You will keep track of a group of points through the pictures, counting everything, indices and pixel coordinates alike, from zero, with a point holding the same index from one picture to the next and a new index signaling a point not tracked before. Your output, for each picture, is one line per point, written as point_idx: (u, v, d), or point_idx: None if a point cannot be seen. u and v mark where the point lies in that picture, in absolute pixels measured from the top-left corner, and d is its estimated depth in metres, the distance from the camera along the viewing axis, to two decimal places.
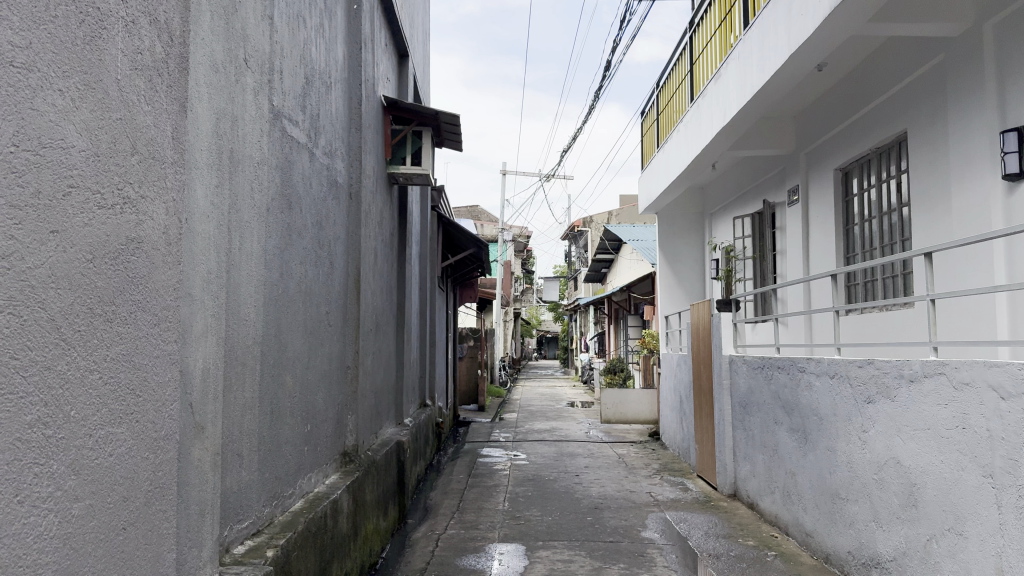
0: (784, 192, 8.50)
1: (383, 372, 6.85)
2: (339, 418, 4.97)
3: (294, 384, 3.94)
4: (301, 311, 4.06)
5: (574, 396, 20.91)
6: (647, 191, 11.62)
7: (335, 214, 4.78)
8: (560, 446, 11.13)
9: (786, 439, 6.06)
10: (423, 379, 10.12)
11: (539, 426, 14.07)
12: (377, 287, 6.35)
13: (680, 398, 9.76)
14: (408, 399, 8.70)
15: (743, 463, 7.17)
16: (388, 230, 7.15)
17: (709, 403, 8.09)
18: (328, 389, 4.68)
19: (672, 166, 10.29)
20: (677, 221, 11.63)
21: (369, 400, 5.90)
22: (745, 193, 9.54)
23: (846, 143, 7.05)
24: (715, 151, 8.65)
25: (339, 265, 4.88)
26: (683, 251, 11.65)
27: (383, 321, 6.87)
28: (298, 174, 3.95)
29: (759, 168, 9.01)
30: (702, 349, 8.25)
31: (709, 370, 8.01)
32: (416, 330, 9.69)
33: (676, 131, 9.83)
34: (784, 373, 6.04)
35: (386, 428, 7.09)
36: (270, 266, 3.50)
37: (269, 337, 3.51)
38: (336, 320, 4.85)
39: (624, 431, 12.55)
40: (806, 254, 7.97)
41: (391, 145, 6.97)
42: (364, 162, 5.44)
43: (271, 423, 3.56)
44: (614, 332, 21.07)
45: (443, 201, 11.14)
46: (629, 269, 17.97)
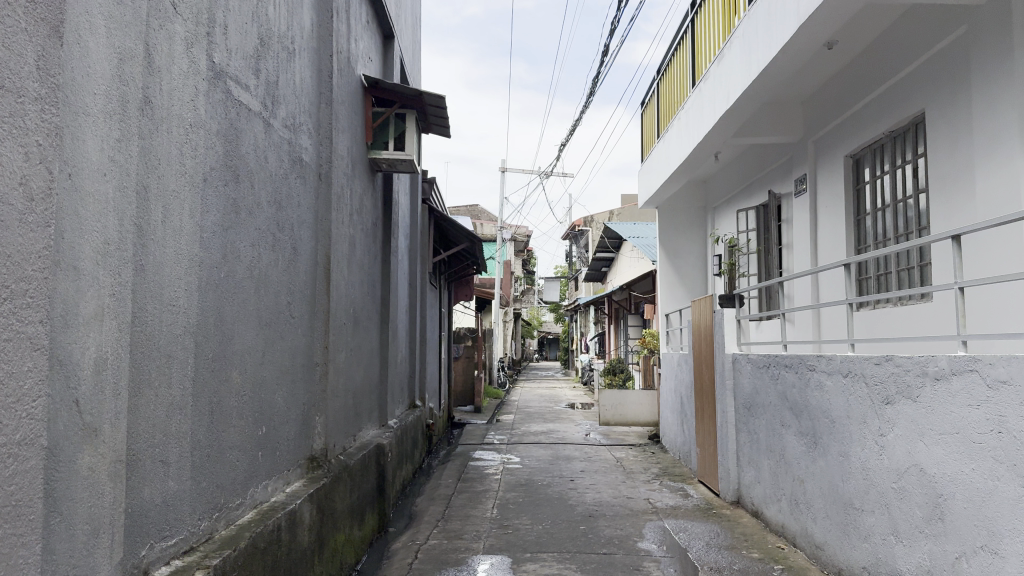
0: (791, 183, 8.05)
1: (362, 371, 6.42)
2: (304, 420, 4.53)
3: (244, 379, 3.52)
4: (254, 299, 3.63)
5: (573, 398, 20.45)
6: (647, 184, 11.18)
7: (299, 195, 4.36)
8: (556, 449, 10.67)
9: (794, 445, 5.61)
10: (412, 378, 9.69)
11: (535, 428, 13.61)
12: (354, 278, 5.93)
13: (681, 400, 9.30)
14: (394, 399, 8.26)
15: (747, 468, 6.73)
16: (370, 220, 6.73)
17: (710, 404, 7.67)
18: (290, 387, 4.25)
19: (672, 156, 9.87)
20: (678, 215, 11.19)
21: (344, 401, 5.46)
22: (749, 185, 9.10)
23: (859, 127, 6.61)
24: (717, 139, 8.22)
25: (304, 251, 4.46)
26: (685, 247, 11.19)
27: (363, 317, 6.43)
28: (249, 146, 3.54)
29: (763, 158, 8.58)
30: (703, 347, 7.85)
31: (711, 368, 7.59)
32: (405, 328, 9.26)
33: (677, 120, 9.38)
34: (791, 373, 5.60)
35: (366, 430, 6.65)
36: (209, 245, 3.09)
37: (208, 327, 3.09)
38: (301, 311, 4.42)
39: (623, 434, 12.10)
40: (814, 246, 7.53)
41: (372, 128, 6.52)
42: (337, 142, 5.03)
43: (211, 424, 3.14)
44: (614, 333, 20.62)
45: (435, 193, 10.72)
46: (629, 268, 17.52)
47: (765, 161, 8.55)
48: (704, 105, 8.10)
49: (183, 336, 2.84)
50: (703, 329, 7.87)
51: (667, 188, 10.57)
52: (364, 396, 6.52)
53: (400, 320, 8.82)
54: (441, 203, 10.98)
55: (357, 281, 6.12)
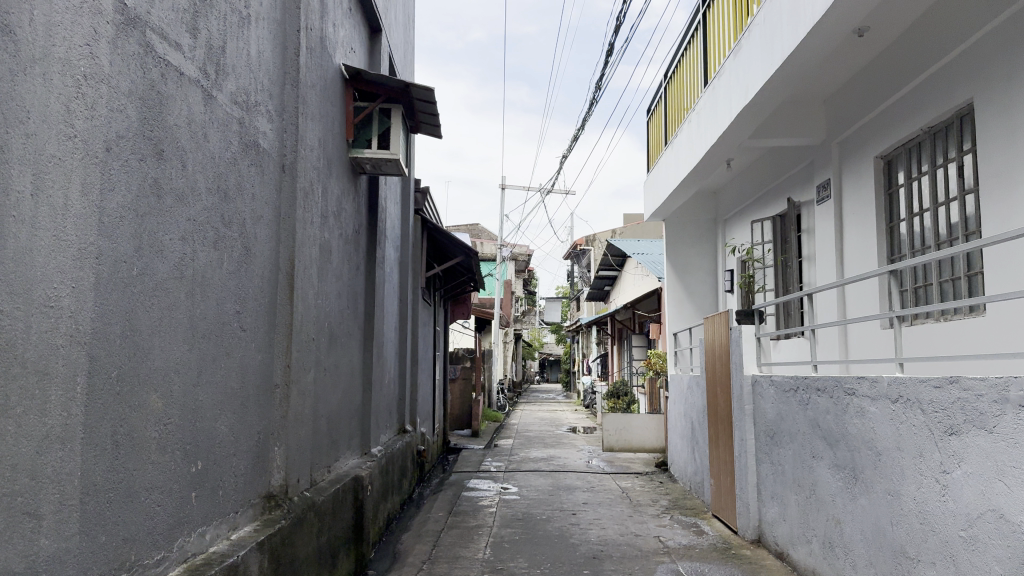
0: (812, 189, 7.40)
1: (340, 395, 5.74)
2: (260, 452, 3.85)
3: (169, 403, 2.84)
4: (186, 306, 2.97)
5: (574, 421, 19.70)
6: (653, 195, 10.54)
7: (254, 185, 3.70)
8: (556, 478, 9.95)
9: (828, 481, 4.92)
10: (402, 401, 8.99)
11: (535, 454, 12.89)
12: (329, 288, 5.25)
13: (692, 426, 8.61)
14: (380, 424, 7.57)
15: (770, 504, 6.02)
16: (351, 225, 6.07)
17: (727, 430, 6.95)
18: (239, 412, 3.57)
19: (681, 163, 9.23)
20: (686, 228, 10.53)
21: (314, 430, 4.79)
22: (765, 193, 8.45)
23: (893, 124, 5.99)
24: (733, 142, 7.58)
25: (261, 252, 3.80)
26: (695, 261, 10.51)
27: (341, 332, 5.77)
28: (181, 118, 2.89)
29: (780, 163, 7.94)
30: (718, 367, 7.16)
31: (727, 391, 6.89)
32: (394, 347, 8.58)
33: (686, 123, 8.76)
34: (825, 398, 4.91)
35: (345, 459, 5.96)
36: (115, 234, 2.42)
37: (112, 338, 2.42)
38: (256, 323, 3.74)
39: (628, 461, 11.38)
40: (840, 257, 6.87)
41: (353, 124, 5.87)
42: (306, 130, 4.38)
43: (116, 462, 2.46)
44: (617, 354, 19.93)
45: (428, 204, 10.08)
46: (633, 286, 16.86)
47: (782, 167, 7.91)
48: (717, 104, 7.46)
49: (66, 348, 2.17)
50: (718, 349, 7.18)
51: (675, 198, 9.92)
52: (342, 422, 5.84)
53: (388, 338, 8.14)
54: (435, 214, 10.33)
55: (333, 293, 5.45)
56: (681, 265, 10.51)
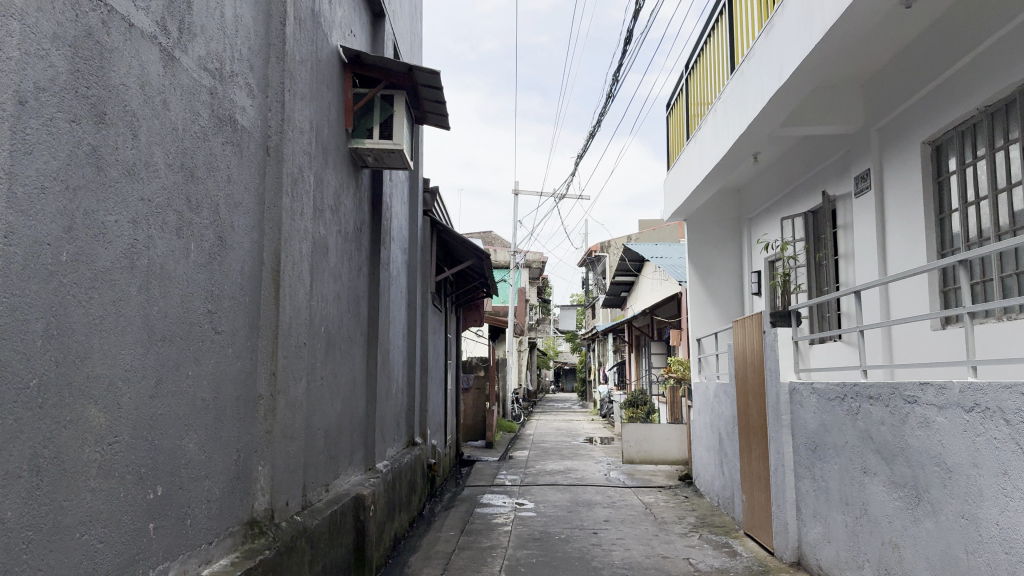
0: (849, 181, 6.86)
1: (339, 407, 5.26)
2: (240, 473, 3.36)
3: (116, 419, 2.36)
4: (140, 302, 2.50)
5: (592, 432, 19.11)
6: (673, 193, 10.01)
7: (229, 166, 3.23)
8: (574, 492, 9.41)
9: (882, 500, 4.38)
10: (412, 411, 8.49)
11: (552, 466, 12.35)
12: (325, 289, 4.78)
13: (720, 437, 8.05)
14: (387, 437, 7.08)
15: (812, 523, 5.48)
16: (352, 222, 5.60)
17: (760, 442, 6.41)
18: (213, 426, 3.10)
19: (704, 157, 8.71)
20: (710, 228, 9.99)
21: (307, 445, 4.29)
22: (796, 188, 7.91)
23: (945, 105, 5.46)
24: (762, 132, 7.07)
25: (238, 244, 3.32)
26: (719, 263, 9.97)
27: (341, 339, 5.29)
28: (130, 78, 2.43)
29: (813, 155, 7.41)
30: (751, 374, 6.62)
31: (761, 400, 6.35)
32: (402, 355, 8.10)
33: (711, 114, 8.24)
34: (879, 407, 4.37)
35: (347, 476, 5.48)
36: (31, 209, 1.95)
37: (29, 339, 1.95)
38: (233, 325, 3.27)
39: (650, 474, 10.83)
40: (883, 254, 6.33)
41: (353, 112, 5.40)
42: (295, 110, 3.92)
43: (35, 493, 1.97)
44: (634, 361, 19.34)
45: (437, 205, 9.62)
46: (652, 291, 16.30)
47: (815, 158, 7.37)
48: (746, 90, 6.94)
49: None
50: (750, 355, 6.65)
51: (697, 196, 9.40)
52: (342, 437, 5.35)
53: (396, 346, 7.66)
54: (446, 216, 9.86)
55: (330, 294, 4.97)
56: (704, 267, 9.97)
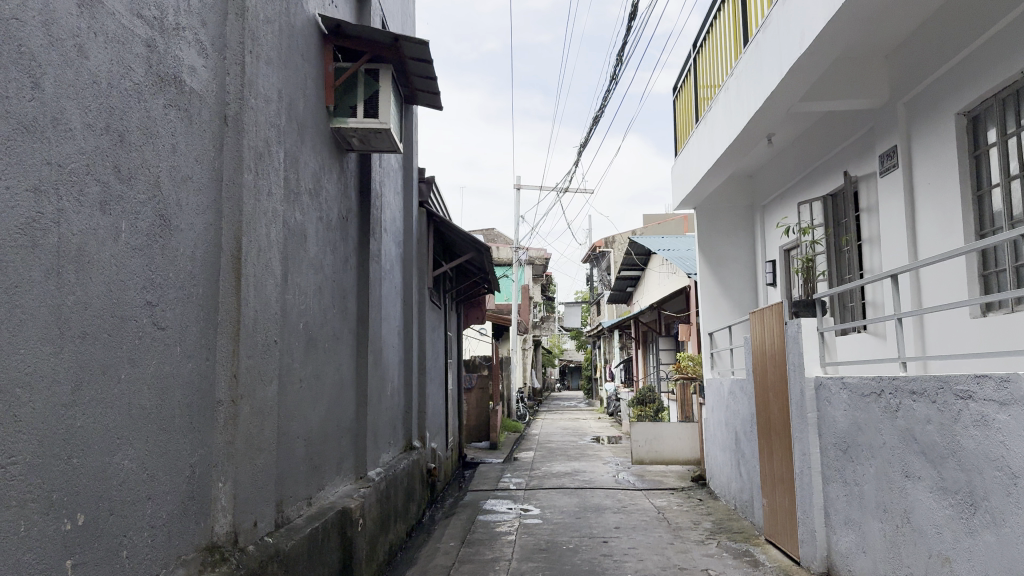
0: (873, 160, 6.37)
1: (323, 413, 4.80)
2: (195, 491, 2.90)
3: (12, 435, 1.90)
4: (45, 292, 2.03)
5: (598, 431, 18.61)
6: (682, 180, 9.52)
7: (175, 134, 2.77)
8: (582, 496, 8.93)
9: (926, 508, 3.90)
10: (409, 414, 8.02)
11: (559, 468, 11.87)
12: (303, 282, 4.31)
13: (736, 437, 7.57)
14: (381, 443, 6.61)
15: (842, 532, 5.00)
16: (336, 210, 5.13)
17: (782, 442, 5.93)
18: (156, 439, 2.63)
19: (715, 140, 8.21)
20: (720, 216, 9.50)
21: (280, 457, 3.83)
22: (815, 170, 7.42)
23: (983, 73, 4.96)
24: (779, 108, 6.57)
25: (187, 224, 2.86)
26: (730, 253, 9.48)
27: (324, 336, 4.83)
28: (28, 14, 1.97)
29: (833, 133, 6.91)
30: (770, 368, 6.14)
31: (783, 396, 5.87)
32: (397, 355, 7.63)
33: (723, 93, 7.74)
34: (924, 404, 3.89)
35: (333, 486, 5.01)
36: None
37: None
38: (181, 321, 2.80)
39: (660, 476, 10.34)
40: (913, 237, 5.83)
41: (334, 87, 4.92)
42: (260, 76, 3.45)
43: None
44: (642, 358, 18.85)
45: (434, 196, 9.14)
46: (659, 285, 15.79)
47: (835, 137, 6.88)
48: (762, 63, 6.44)
49: None
50: (769, 348, 6.16)
51: (707, 183, 8.90)
52: (327, 445, 4.90)
53: (390, 345, 7.19)
54: (444, 208, 9.39)
55: (311, 288, 4.50)
56: (715, 257, 9.48)
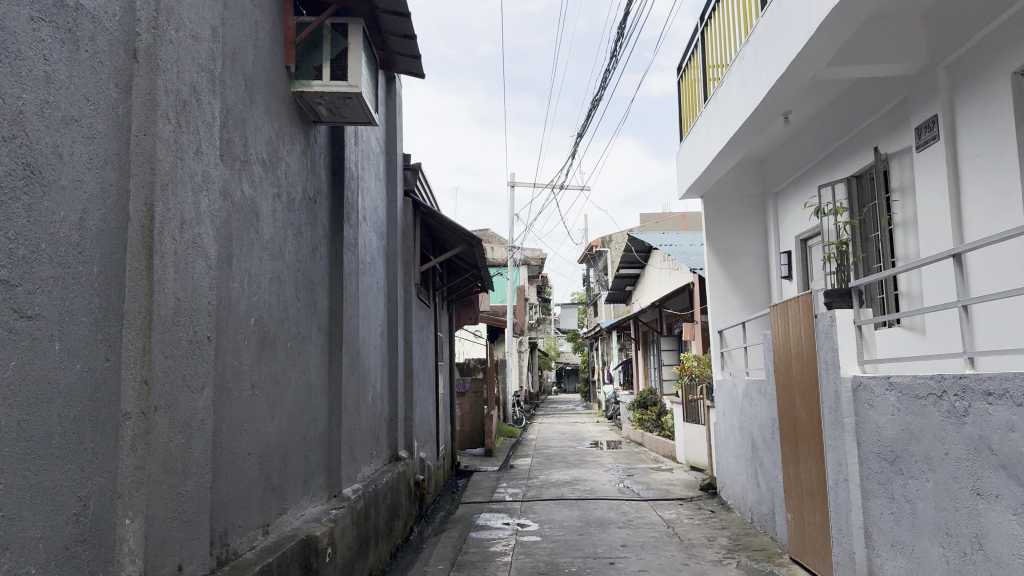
0: (908, 134, 5.69)
1: (284, 424, 4.10)
2: (87, 532, 2.19)
3: None
4: None
5: (598, 436, 17.89)
6: (688, 165, 8.82)
7: (50, 60, 2.08)
8: (584, 508, 8.24)
9: (1005, 533, 3.22)
10: (394, 422, 7.32)
11: (558, 476, 11.17)
12: (253, 268, 3.61)
13: (754, 444, 6.88)
14: (361, 455, 5.91)
15: (889, 556, 4.32)
16: (300, 188, 4.44)
17: (813, 452, 5.25)
18: (17, 467, 1.92)
19: (726, 118, 7.52)
20: (731, 204, 8.84)
21: (215, 481, 3.13)
22: (839, 148, 6.74)
23: None
24: (802, 75, 5.89)
25: (72, 181, 2.17)
26: (741, 244, 8.81)
27: (286, 334, 4.13)
28: None
29: (862, 105, 6.23)
30: (797, 368, 5.45)
31: (814, 399, 5.19)
32: (380, 356, 6.94)
33: (736, 66, 7.06)
34: (1003, 407, 3.21)
35: (297, 508, 4.31)
36: None
37: None
38: (61, 310, 2.10)
39: (667, 485, 9.64)
40: (958, 218, 5.15)
41: (295, 45, 4.22)
42: (184, 4, 2.76)
43: None
44: (642, 359, 18.15)
45: (421, 186, 8.43)
46: (661, 282, 15.09)
47: (865, 109, 6.19)
48: (783, 26, 5.76)
49: None
50: (795, 345, 5.48)
51: (717, 167, 8.21)
52: (289, 462, 4.19)
53: (371, 346, 6.49)
54: (432, 199, 8.69)
55: (266, 276, 3.81)
56: (725, 248, 8.82)
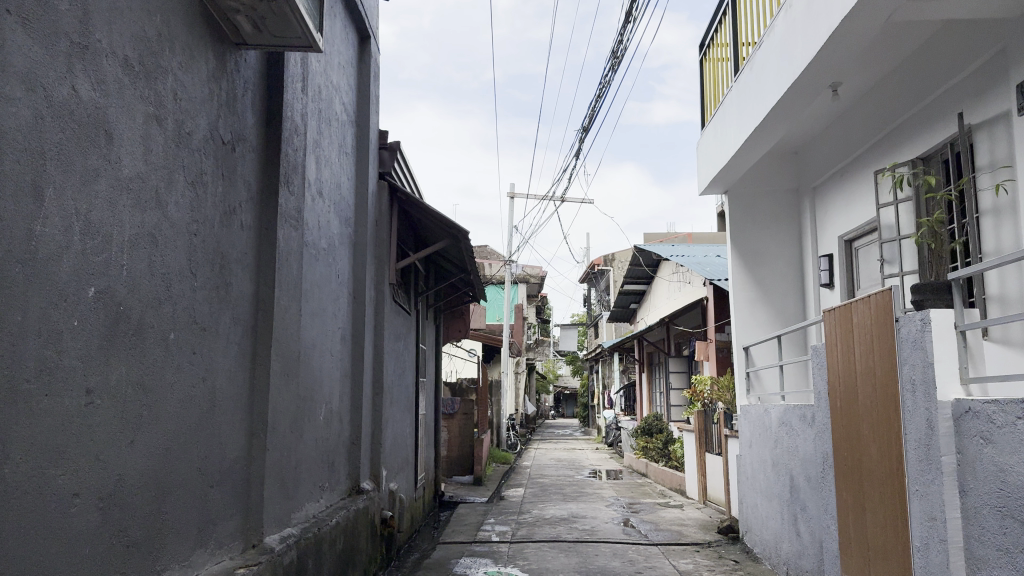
0: (1008, 94, 4.50)
1: (159, 448, 2.85)
2: None
3: None
4: None
5: (597, 464, 16.55)
6: (712, 151, 7.59)
7: None
8: (584, 555, 6.94)
9: None
10: (355, 447, 6.04)
11: (554, 511, 9.84)
12: (93, 211, 2.38)
13: (795, 482, 5.60)
14: (303, 489, 4.63)
15: None
16: (203, 122, 3.22)
17: (888, 500, 3.99)
18: None
19: (762, 91, 6.32)
20: (760, 201, 7.64)
21: None
22: (906, 123, 5.55)
23: None
24: (871, 19, 4.67)
25: None
26: (770, 247, 7.60)
27: (166, 320, 2.89)
28: None
29: (946, 63, 5.03)
30: (865, 390, 4.23)
31: (891, 430, 3.95)
32: (338, 366, 5.68)
33: (779, 25, 5.87)
34: None
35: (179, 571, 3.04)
36: None
37: None
38: None
39: (680, 526, 8.32)
40: None
41: None
42: None
43: None
44: (646, 383, 16.86)
45: (399, 169, 7.20)
46: (670, 298, 13.83)
47: (949, 67, 4.99)
48: None
49: None
50: (863, 361, 4.25)
51: (747, 153, 6.99)
52: (166, 505, 2.93)
53: (324, 353, 5.23)
54: (414, 187, 7.47)
55: (123, 230, 2.57)
56: (752, 252, 7.61)
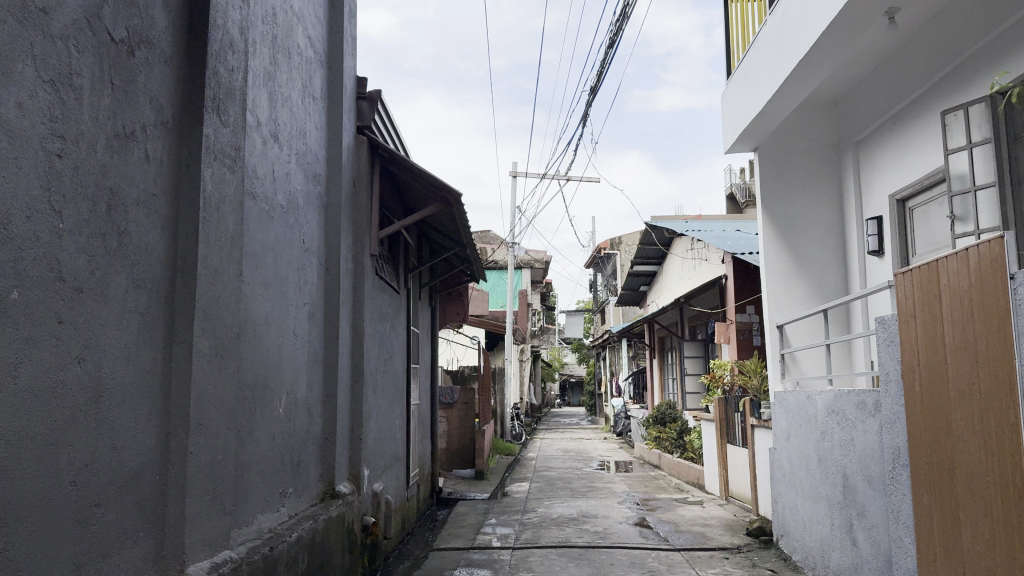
0: None
1: None
2: None
3: None
4: None
5: (606, 455, 15.65)
6: (740, 103, 6.65)
7: None
8: (596, 564, 6.06)
9: None
10: (329, 442, 5.14)
11: (561, 509, 8.96)
12: None
13: (851, 482, 4.69)
14: (252, 498, 3.74)
15: None
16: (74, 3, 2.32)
17: (995, 511, 3.09)
18: None
19: (801, 26, 5.38)
20: (794, 161, 6.70)
21: None
22: (982, 52, 4.61)
23: None
24: None
25: None
26: (806, 212, 6.67)
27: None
28: None
29: None
30: (961, 372, 3.32)
31: (1000, 422, 3.04)
32: (305, 349, 4.78)
33: None
34: None
35: None
36: None
37: None
38: None
39: (703, 527, 7.41)
40: None
41: None
42: None
43: None
44: (657, 369, 15.97)
45: (381, 123, 6.28)
46: (685, 277, 12.90)
47: None
48: None
49: None
50: (959, 333, 3.34)
51: (782, 103, 6.06)
52: (10, 540, 2.04)
53: (284, 330, 4.32)
54: (399, 146, 6.55)
55: None
56: (786, 218, 6.69)
